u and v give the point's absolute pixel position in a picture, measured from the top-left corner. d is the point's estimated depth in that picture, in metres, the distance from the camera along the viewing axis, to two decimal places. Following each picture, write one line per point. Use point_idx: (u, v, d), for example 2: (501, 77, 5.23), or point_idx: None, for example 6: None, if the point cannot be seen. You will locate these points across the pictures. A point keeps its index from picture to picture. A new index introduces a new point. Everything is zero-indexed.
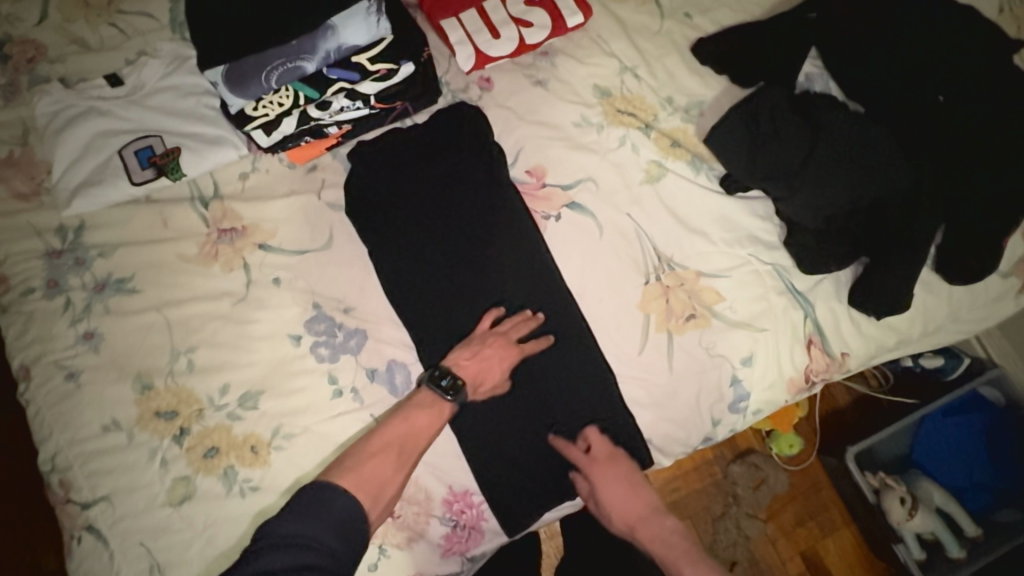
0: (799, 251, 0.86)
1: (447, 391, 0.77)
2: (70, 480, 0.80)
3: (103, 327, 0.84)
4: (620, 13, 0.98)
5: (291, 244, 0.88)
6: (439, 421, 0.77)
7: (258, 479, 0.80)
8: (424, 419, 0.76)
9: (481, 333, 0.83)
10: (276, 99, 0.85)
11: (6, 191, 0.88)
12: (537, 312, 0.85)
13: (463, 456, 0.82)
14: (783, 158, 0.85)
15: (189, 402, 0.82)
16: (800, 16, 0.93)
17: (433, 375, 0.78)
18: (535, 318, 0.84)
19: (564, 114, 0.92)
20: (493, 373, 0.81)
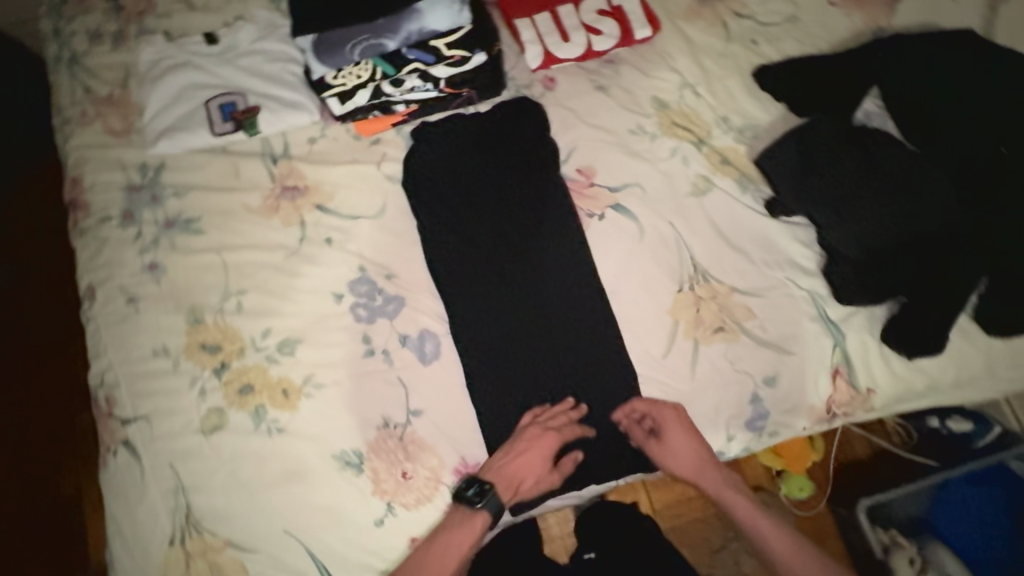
0: (837, 280, 0.86)
1: (475, 500, 0.80)
2: (115, 396, 0.85)
3: (166, 260, 0.90)
4: (687, 32, 1.01)
5: (346, 208, 0.93)
6: (479, 528, 0.80)
7: (285, 421, 0.83)
8: (458, 537, 0.79)
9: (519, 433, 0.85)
10: (355, 71, 0.93)
11: (101, 126, 0.96)
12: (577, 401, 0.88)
13: (479, 431, 0.86)
14: (829, 187, 0.87)
15: (232, 340, 0.87)
16: (867, 53, 0.94)
17: (461, 487, 0.80)
18: (574, 409, 0.87)
19: (620, 120, 0.95)
20: (531, 474, 0.83)
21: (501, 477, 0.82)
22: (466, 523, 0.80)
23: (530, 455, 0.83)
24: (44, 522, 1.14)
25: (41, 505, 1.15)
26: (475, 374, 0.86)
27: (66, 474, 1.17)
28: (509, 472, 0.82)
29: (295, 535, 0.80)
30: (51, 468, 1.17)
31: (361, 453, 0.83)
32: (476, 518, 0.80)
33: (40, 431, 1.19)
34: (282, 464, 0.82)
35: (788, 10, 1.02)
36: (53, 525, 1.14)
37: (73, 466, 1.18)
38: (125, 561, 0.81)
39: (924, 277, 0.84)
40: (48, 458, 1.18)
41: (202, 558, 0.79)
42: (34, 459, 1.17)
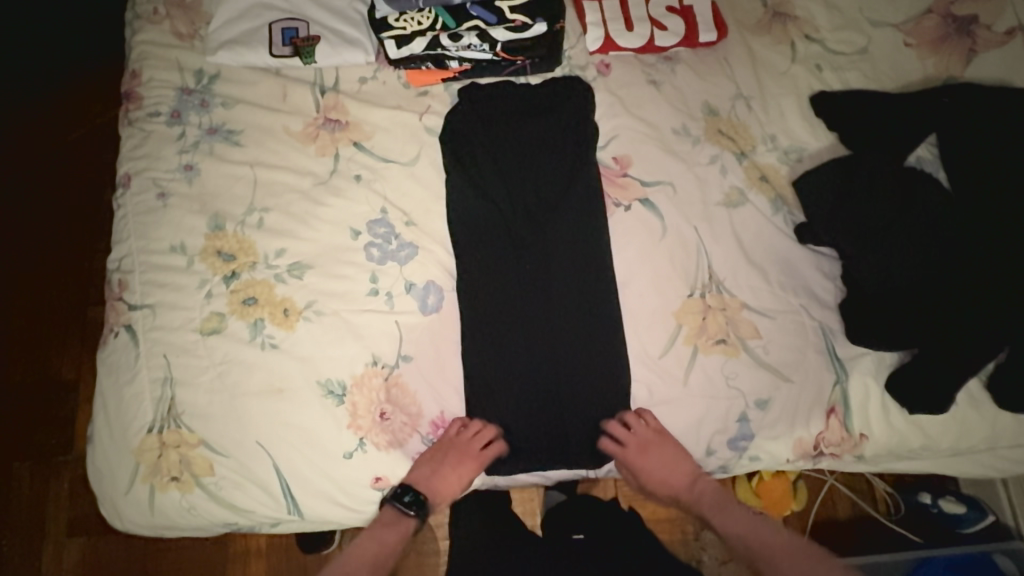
0: (851, 319, 0.85)
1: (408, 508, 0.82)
2: (127, 282, 0.88)
3: (202, 164, 0.93)
4: (753, 45, 1.00)
5: (381, 150, 0.95)
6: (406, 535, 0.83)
7: (280, 339, 0.85)
8: (391, 538, 0.82)
9: (456, 438, 0.84)
10: (418, 17, 0.92)
11: (169, 27, 0.99)
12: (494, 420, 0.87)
13: (462, 393, 0.87)
14: (865, 221, 0.85)
15: (247, 253, 0.89)
16: (933, 99, 0.90)
17: (398, 493, 0.82)
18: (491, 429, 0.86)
19: (666, 118, 0.95)
20: (457, 482, 0.85)
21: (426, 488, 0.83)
22: (392, 526, 0.83)
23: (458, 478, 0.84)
24: (52, 391, 1.23)
25: (49, 377, 1.23)
26: (470, 333, 0.87)
27: (76, 354, 1.25)
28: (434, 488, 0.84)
29: (266, 449, 0.82)
30: (69, 345, 1.25)
31: (345, 385, 0.84)
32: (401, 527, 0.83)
33: (59, 309, 1.26)
34: (267, 379, 0.84)
35: (860, 42, 0.99)
36: (59, 396, 1.22)
37: (83, 348, 1.25)
38: (104, 438, 0.84)
39: (943, 328, 0.80)
40: (61, 335, 1.25)
41: (175, 450, 0.82)
42: (50, 333, 1.25)
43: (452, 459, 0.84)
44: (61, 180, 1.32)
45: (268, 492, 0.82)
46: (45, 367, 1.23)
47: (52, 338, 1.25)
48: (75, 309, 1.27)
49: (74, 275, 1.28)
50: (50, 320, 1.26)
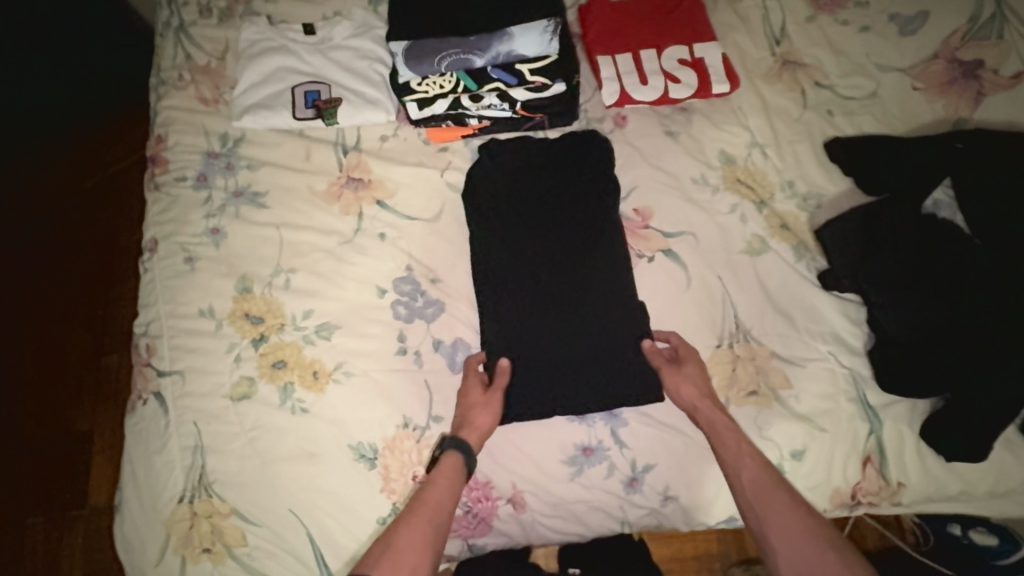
0: (883, 366, 0.84)
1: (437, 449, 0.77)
2: (156, 347, 0.89)
3: (228, 228, 0.94)
4: (765, 93, 1.02)
5: (404, 208, 0.96)
6: (455, 478, 0.75)
7: (310, 402, 0.85)
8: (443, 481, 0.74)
9: (466, 378, 0.84)
10: (439, 81, 0.93)
11: (194, 93, 1.02)
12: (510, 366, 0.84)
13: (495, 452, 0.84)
14: (889, 268, 0.85)
15: (275, 314, 0.89)
16: (946, 144, 0.91)
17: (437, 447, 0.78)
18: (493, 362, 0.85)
19: (685, 168, 0.96)
20: (484, 415, 0.80)
21: (456, 428, 0.79)
22: (437, 474, 0.75)
23: (471, 405, 0.81)
24: (68, 449, 1.22)
25: (65, 434, 1.23)
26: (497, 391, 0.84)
27: (92, 411, 1.25)
28: (462, 422, 0.80)
29: (299, 516, 0.81)
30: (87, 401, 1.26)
31: (376, 448, 0.84)
32: (445, 465, 0.76)
33: (75, 365, 1.27)
34: (298, 443, 0.84)
35: (870, 87, 1.02)
36: (76, 453, 1.22)
37: (99, 403, 1.26)
38: (134, 509, 0.83)
39: (976, 375, 0.79)
40: (76, 394, 1.26)
41: (207, 520, 0.81)
42: (65, 389, 1.26)
43: (467, 392, 0.82)
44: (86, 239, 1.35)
45: (301, 560, 0.81)
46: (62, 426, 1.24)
47: (68, 394, 1.25)
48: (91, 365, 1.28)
49: (93, 329, 1.30)
50: (70, 377, 1.27)
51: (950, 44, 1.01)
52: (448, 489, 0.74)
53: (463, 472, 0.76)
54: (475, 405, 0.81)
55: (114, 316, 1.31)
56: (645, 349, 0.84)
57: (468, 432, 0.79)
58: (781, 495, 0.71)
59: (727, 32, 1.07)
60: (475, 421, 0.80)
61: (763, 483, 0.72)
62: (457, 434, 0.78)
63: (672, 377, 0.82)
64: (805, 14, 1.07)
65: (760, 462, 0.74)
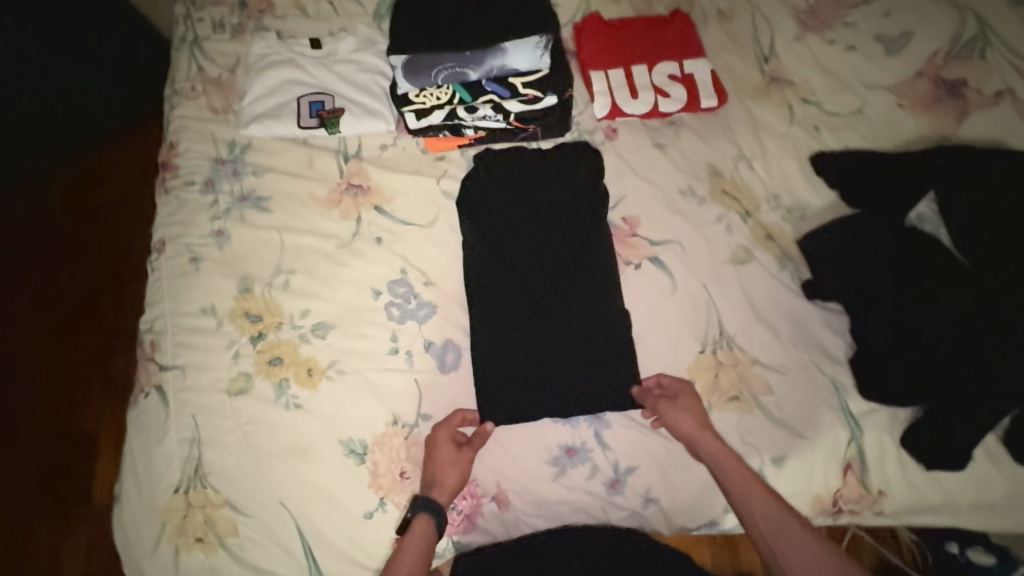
0: (864, 374, 0.86)
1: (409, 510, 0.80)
2: (159, 342, 0.92)
3: (232, 230, 0.98)
4: (753, 109, 1.06)
5: (401, 214, 1.00)
6: (426, 543, 0.79)
7: (304, 399, 0.88)
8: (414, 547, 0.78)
9: (438, 431, 0.84)
10: (436, 93, 0.98)
11: (205, 103, 1.07)
12: (494, 367, 0.88)
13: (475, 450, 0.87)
14: (869, 279, 0.87)
15: (274, 314, 0.93)
16: (928, 159, 0.94)
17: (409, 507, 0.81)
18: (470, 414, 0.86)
19: (672, 180, 0.99)
20: (455, 476, 0.82)
21: (426, 486, 0.81)
22: (410, 534, 0.79)
23: (443, 464, 0.82)
24: (75, 441, 1.27)
25: (71, 428, 1.28)
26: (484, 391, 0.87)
27: (98, 407, 1.31)
28: (432, 480, 0.81)
29: (289, 509, 0.84)
30: (94, 398, 1.31)
31: (366, 444, 0.86)
32: (418, 526, 0.80)
33: (84, 362, 1.34)
34: (290, 438, 0.86)
35: (855, 104, 1.05)
36: (81, 447, 1.27)
37: (105, 400, 1.32)
38: (131, 498, 0.86)
39: (952, 383, 0.81)
40: (86, 390, 1.32)
41: (201, 510, 0.83)
42: (76, 384, 1.32)
43: (438, 448, 0.83)
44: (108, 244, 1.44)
45: (290, 552, 0.83)
46: (69, 421, 1.28)
47: (76, 390, 1.31)
48: (102, 362, 1.34)
49: (104, 329, 1.37)
50: (81, 372, 1.33)
51: (934, 63, 1.04)
52: (420, 551, 0.78)
53: (434, 531, 0.80)
54: (446, 463, 0.83)
55: (124, 317, 1.38)
56: (636, 395, 0.85)
57: (438, 492, 0.81)
58: (791, 523, 0.74)
59: (716, 50, 1.11)
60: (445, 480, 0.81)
61: (773, 517, 0.74)
62: (428, 495, 0.80)
63: (671, 414, 0.82)
64: (793, 34, 1.11)
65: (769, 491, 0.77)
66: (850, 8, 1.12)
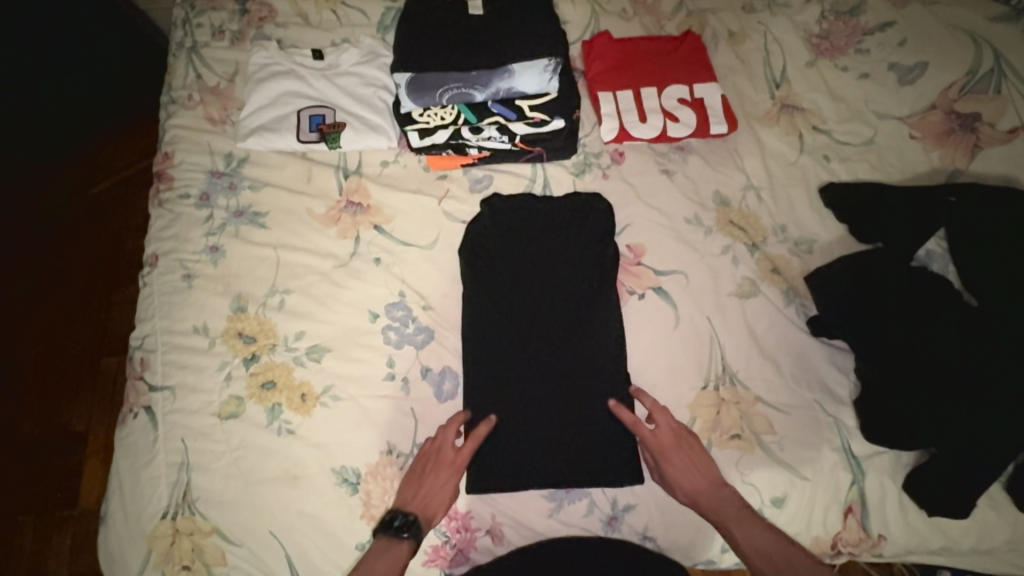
0: (866, 415, 0.85)
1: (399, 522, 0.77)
2: (149, 361, 0.90)
3: (227, 246, 0.96)
4: (763, 135, 1.04)
5: (400, 235, 0.98)
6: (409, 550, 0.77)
7: (297, 424, 0.86)
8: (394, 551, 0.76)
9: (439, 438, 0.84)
10: (440, 113, 0.94)
11: (202, 113, 1.04)
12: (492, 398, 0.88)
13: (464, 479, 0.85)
14: (875, 319, 0.85)
15: (268, 335, 0.91)
16: (940, 196, 0.92)
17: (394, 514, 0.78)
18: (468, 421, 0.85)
19: (679, 207, 0.97)
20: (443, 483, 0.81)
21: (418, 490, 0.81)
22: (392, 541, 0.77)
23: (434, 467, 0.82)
24: (63, 446, 1.24)
25: (59, 431, 1.25)
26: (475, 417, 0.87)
27: (86, 407, 1.28)
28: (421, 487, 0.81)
29: (279, 538, 0.82)
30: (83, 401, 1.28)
31: (360, 473, 0.85)
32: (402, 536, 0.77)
33: (73, 364, 1.31)
34: (282, 464, 0.84)
35: (866, 133, 1.03)
36: (68, 450, 1.24)
37: (94, 400, 1.28)
38: (117, 522, 0.83)
39: (951, 430, 0.80)
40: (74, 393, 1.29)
41: (188, 537, 0.81)
42: (65, 390, 1.29)
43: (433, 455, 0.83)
44: (103, 248, 1.42)
45: None
46: (58, 425, 1.26)
47: (65, 391, 1.29)
48: (93, 364, 1.31)
49: (95, 328, 1.35)
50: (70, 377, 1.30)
51: (948, 96, 1.01)
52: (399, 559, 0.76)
53: (406, 554, 0.76)
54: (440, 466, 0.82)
55: (115, 321, 1.36)
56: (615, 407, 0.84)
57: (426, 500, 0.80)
58: (730, 496, 0.79)
59: (727, 73, 1.08)
60: (432, 491, 0.81)
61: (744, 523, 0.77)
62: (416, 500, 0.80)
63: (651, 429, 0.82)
64: (805, 58, 1.09)
65: (716, 478, 0.80)
66: (864, 33, 1.09)
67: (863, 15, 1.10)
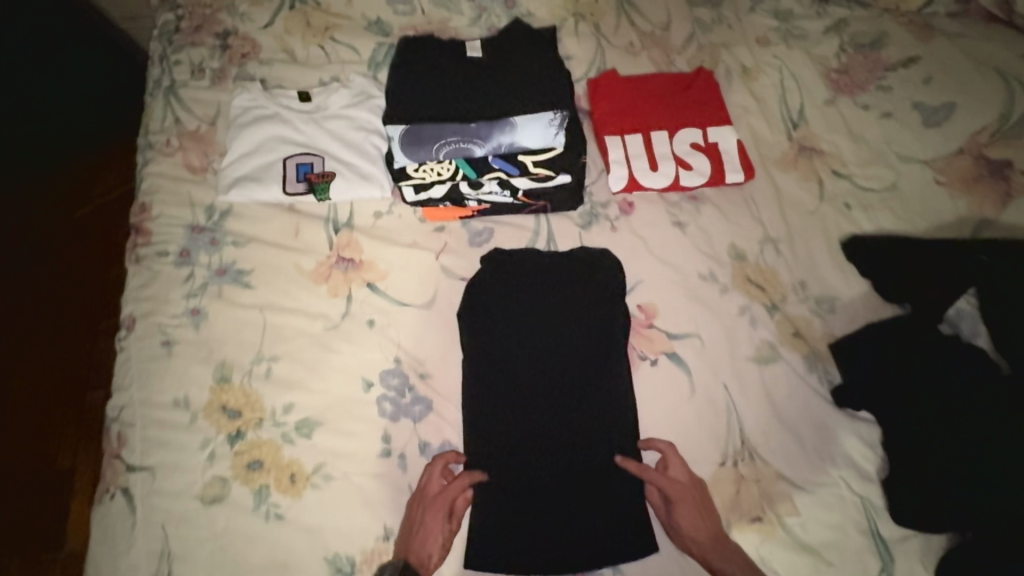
0: (895, 496, 0.79)
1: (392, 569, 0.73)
2: (126, 436, 0.83)
3: (209, 308, 0.89)
4: (780, 182, 0.97)
5: (395, 293, 0.92)
6: None
7: (286, 508, 0.80)
8: None
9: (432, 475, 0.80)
10: (437, 168, 0.88)
11: (181, 160, 0.97)
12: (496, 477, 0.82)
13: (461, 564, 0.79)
14: (904, 393, 0.80)
15: (253, 408, 0.85)
16: (972, 253, 0.85)
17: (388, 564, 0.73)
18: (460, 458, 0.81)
19: (692, 263, 0.91)
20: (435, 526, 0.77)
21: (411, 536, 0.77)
22: None
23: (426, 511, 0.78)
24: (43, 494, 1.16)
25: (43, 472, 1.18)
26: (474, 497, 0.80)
27: (75, 444, 1.21)
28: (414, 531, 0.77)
29: None
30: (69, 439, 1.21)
31: (354, 561, 0.78)
32: None
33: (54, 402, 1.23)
34: (269, 552, 0.78)
35: (890, 178, 0.96)
36: (38, 511, 1.15)
37: (82, 437, 1.21)
38: None
39: (994, 517, 0.73)
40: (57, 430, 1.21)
41: None
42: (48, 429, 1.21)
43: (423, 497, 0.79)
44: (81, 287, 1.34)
45: None
46: (40, 467, 1.18)
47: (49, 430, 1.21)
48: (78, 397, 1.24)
49: (76, 363, 1.27)
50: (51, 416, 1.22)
51: (978, 140, 0.95)
52: None
53: None
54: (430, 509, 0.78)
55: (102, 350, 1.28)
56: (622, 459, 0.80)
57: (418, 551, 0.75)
58: (730, 544, 0.76)
59: (742, 113, 1.02)
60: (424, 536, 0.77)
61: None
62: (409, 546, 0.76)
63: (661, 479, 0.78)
64: (824, 96, 1.02)
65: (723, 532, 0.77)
66: (886, 68, 1.03)
67: (885, 49, 1.04)
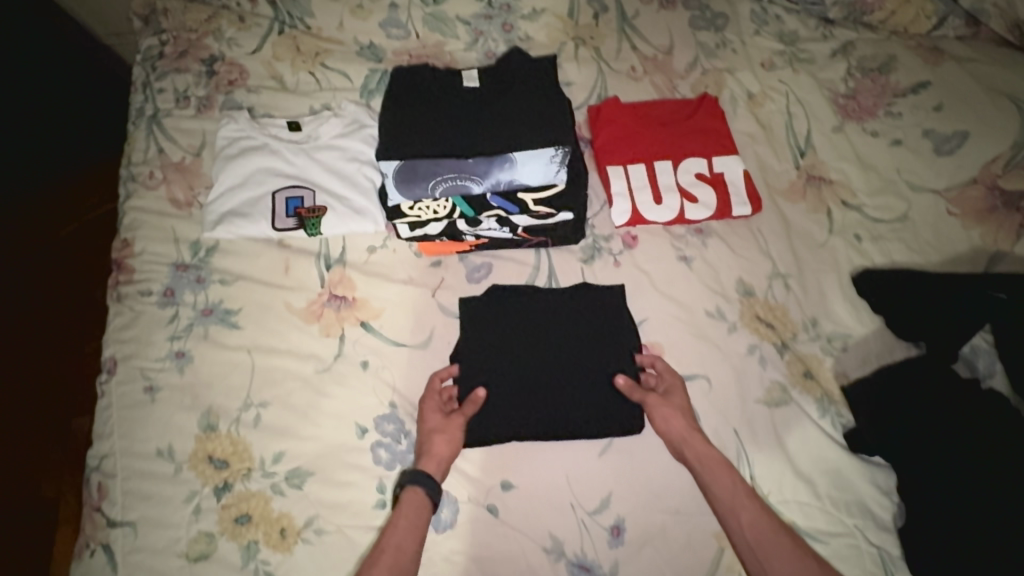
0: (915, 547, 0.73)
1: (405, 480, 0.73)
2: (107, 488, 0.79)
3: (195, 350, 0.85)
4: (788, 213, 0.94)
5: (390, 333, 0.88)
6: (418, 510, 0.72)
7: (275, 565, 0.75)
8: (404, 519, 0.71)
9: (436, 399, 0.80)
10: (433, 206, 0.85)
11: (165, 194, 0.93)
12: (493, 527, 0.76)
13: None
14: (923, 432, 0.76)
15: (241, 458, 0.80)
16: (991, 286, 0.82)
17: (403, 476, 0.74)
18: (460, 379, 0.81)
19: (698, 299, 0.88)
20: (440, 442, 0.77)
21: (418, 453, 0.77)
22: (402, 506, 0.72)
23: (433, 430, 0.77)
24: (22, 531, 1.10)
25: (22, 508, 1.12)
26: (469, 547, 0.75)
27: (56, 476, 1.15)
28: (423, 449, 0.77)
29: None
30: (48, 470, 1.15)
31: None
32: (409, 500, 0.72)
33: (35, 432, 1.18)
34: None
35: (901, 208, 0.93)
36: (12, 552, 1.08)
37: (62, 468, 1.15)
38: None
39: None
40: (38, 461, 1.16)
41: None
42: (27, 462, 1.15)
43: (427, 416, 0.79)
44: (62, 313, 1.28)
45: None
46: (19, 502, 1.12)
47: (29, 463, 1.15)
48: (59, 428, 1.19)
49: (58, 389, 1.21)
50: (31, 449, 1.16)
51: (991, 170, 0.92)
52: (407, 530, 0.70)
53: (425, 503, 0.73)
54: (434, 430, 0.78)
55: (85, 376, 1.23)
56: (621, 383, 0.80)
57: (427, 461, 0.75)
58: (777, 535, 0.68)
59: (747, 141, 0.99)
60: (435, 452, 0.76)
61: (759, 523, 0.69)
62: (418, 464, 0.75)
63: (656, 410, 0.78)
64: (832, 123, 0.99)
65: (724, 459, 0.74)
66: (895, 93, 1.00)
67: (893, 74, 1.01)
